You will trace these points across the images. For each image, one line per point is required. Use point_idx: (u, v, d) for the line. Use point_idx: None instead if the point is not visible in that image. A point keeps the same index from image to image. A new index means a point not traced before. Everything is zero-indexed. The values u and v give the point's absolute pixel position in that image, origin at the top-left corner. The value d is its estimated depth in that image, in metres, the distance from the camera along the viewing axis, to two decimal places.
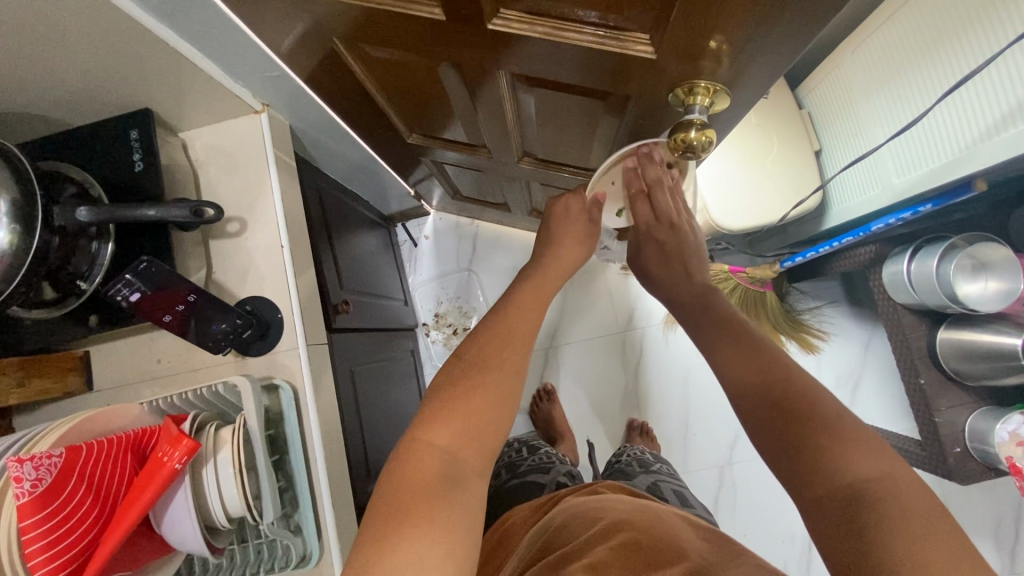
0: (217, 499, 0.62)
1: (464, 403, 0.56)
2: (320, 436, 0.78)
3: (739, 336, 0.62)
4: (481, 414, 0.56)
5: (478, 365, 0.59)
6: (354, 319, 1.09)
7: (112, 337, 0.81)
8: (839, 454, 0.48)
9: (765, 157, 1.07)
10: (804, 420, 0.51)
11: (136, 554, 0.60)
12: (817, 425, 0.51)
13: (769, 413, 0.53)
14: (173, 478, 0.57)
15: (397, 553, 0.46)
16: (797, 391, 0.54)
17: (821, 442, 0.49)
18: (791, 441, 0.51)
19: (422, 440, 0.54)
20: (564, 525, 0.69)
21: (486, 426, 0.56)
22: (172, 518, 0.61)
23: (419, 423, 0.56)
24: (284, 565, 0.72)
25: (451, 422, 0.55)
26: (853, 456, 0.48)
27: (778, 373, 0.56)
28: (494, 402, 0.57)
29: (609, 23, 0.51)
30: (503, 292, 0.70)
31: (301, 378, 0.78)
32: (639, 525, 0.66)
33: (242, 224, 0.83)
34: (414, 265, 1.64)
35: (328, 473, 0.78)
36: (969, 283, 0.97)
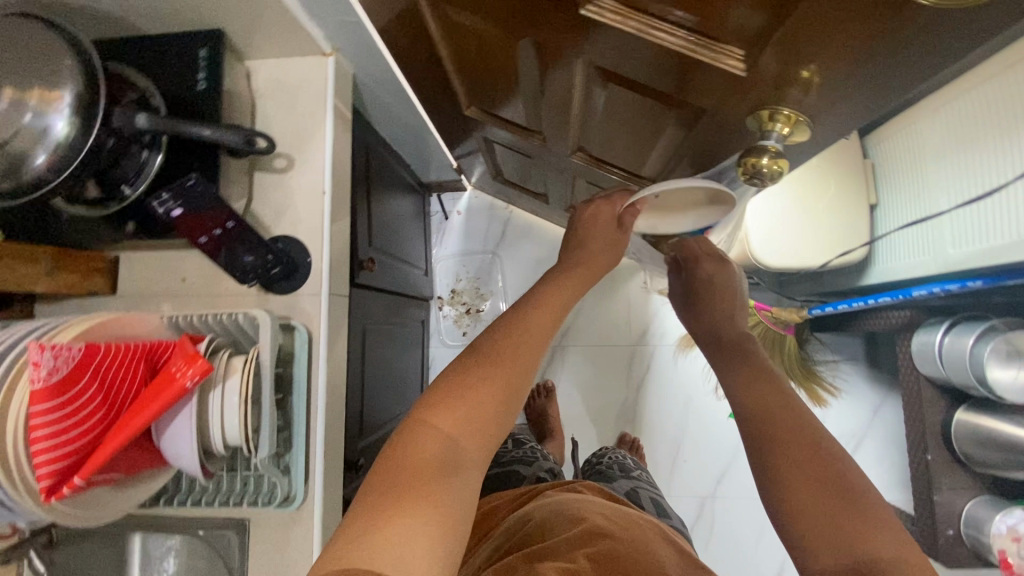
0: (217, 425, 0.63)
1: (480, 393, 0.56)
2: (324, 384, 0.79)
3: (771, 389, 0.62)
4: (493, 405, 0.56)
5: (498, 358, 0.59)
6: (375, 278, 1.09)
7: (143, 247, 0.82)
8: (855, 531, 0.48)
9: (819, 201, 1.04)
10: (822, 486, 0.51)
11: (132, 462, 0.61)
12: (837, 495, 0.50)
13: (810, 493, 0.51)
14: (181, 394, 0.58)
15: (393, 526, 0.46)
16: (815, 457, 0.53)
17: (840, 519, 0.49)
18: (807, 510, 0.50)
19: (427, 423, 0.54)
20: (543, 523, 0.68)
21: (497, 418, 0.56)
22: (170, 434, 0.61)
23: (426, 409, 0.56)
24: (266, 501, 0.73)
25: (460, 413, 0.54)
26: (871, 536, 0.47)
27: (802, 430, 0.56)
28: (506, 397, 0.57)
29: (703, 32, 0.49)
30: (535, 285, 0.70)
31: (318, 324, 0.78)
32: (614, 533, 0.65)
33: (289, 162, 0.82)
34: (440, 237, 1.63)
35: (325, 421, 0.78)
36: (1001, 368, 0.93)
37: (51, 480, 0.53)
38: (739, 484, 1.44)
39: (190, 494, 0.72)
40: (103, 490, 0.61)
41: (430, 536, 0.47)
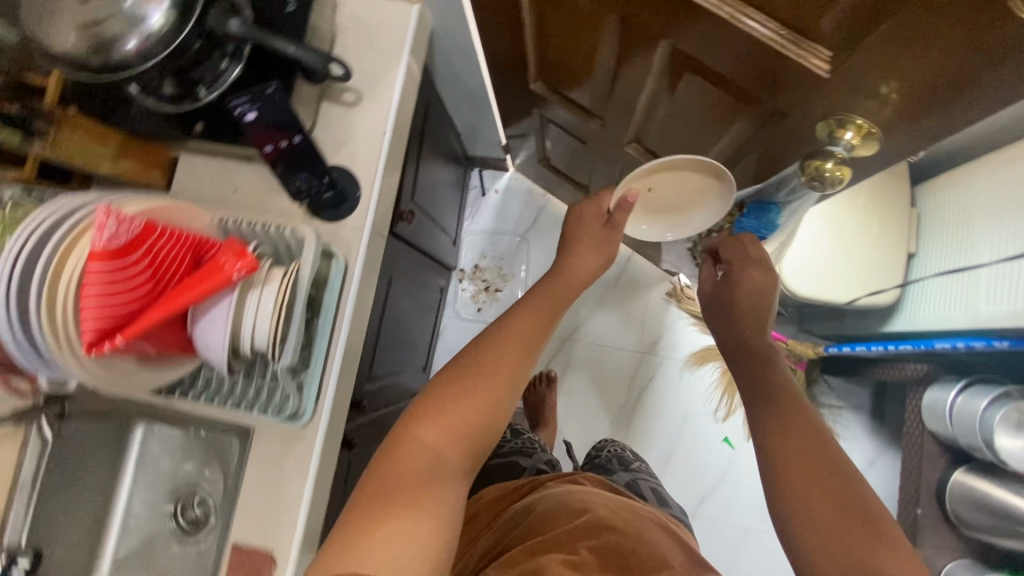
0: (249, 325, 0.64)
1: (459, 406, 0.63)
2: (350, 314, 0.80)
3: (805, 437, 0.65)
4: (471, 417, 0.63)
5: (473, 377, 0.65)
6: (409, 232, 1.11)
7: (202, 153, 0.85)
8: (883, 557, 0.56)
9: (858, 240, 1.05)
10: (855, 514, 0.59)
11: (166, 342, 0.63)
12: (872, 529, 0.58)
13: (828, 511, 0.59)
14: (224, 284, 0.60)
15: (384, 530, 0.53)
16: (845, 486, 0.61)
17: (864, 552, 0.56)
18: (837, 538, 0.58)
19: (415, 436, 0.62)
20: (546, 513, 0.71)
21: (476, 429, 0.63)
22: (204, 323, 0.64)
23: (411, 424, 0.63)
24: (275, 412, 0.76)
25: (442, 426, 0.62)
26: (891, 561, 0.56)
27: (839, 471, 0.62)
28: (486, 412, 0.64)
29: (795, 27, 0.50)
30: (527, 293, 0.75)
31: (356, 255, 0.80)
32: (618, 527, 0.67)
33: (357, 97, 0.84)
34: (474, 212, 1.64)
35: (344, 349, 0.80)
36: (1010, 436, 0.94)
37: (93, 339, 0.56)
38: (721, 508, 1.45)
39: (206, 391, 0.75)
40: (129, 363, 0.63)
41: (423, 535, 0.55)
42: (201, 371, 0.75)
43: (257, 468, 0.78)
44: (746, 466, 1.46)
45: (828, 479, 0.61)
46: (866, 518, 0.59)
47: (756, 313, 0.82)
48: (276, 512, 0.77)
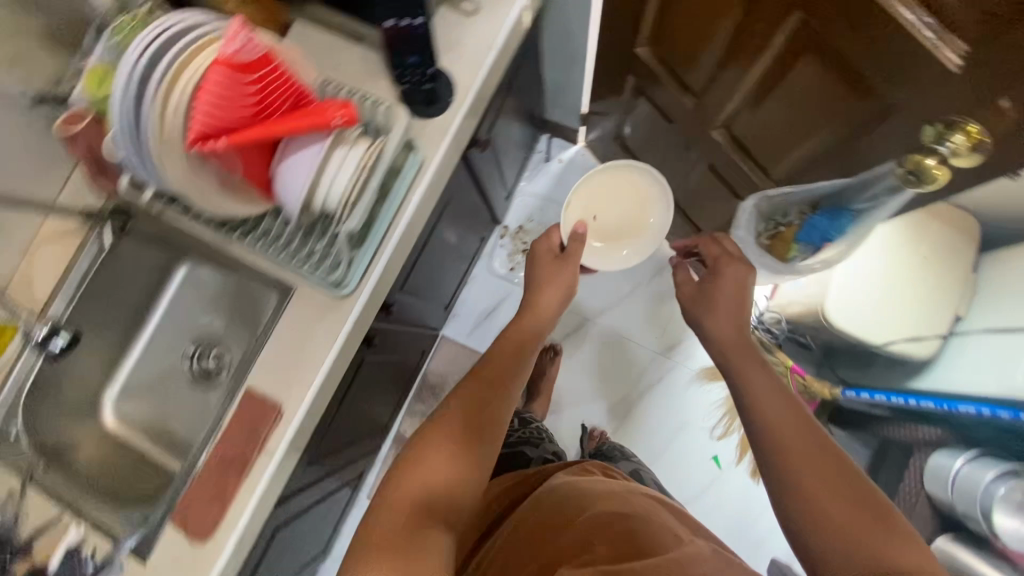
0: (328, 178, 0.67)
1: (428, 466, 0.74)
2: (413, 209, 0.82)
3: (788, 436, 0.76)
4: (440, 472, 0.74)
5: (439, 441, 0.77)
6: (475, 164, 1.13)
7: (314, 23, 0.87)
8: (882, 546, 0.63)
9: (909, 284, 1.03)
10: (849, 506, 0.68)
11: (249, 167, 0.66)
12: (875, 530, 0.65)
13: (826, 501, 0.69)
14: (321, 127, 0.63)
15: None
16: (837, 472, 0.71)
17: (859, 535, 0.65)
18: (833, 522, 0.67)
19: (387, 502, 0.71)
20: (557, 504, 0.86)
21: (447, 485, 0.73)
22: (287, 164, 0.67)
23: (385, 494, 0.72)
24: (320, 276, 0.79)
25: (415, 488, 0.71)
26: (900, 553, 0.62)
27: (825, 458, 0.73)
28: (449, 472, 0.74)
29: (943, 19, 0.53)
30: (466, 377, 0.89)
31: (433, 155, 0.82)
32: (629, 520, 0.82)
33: (474, 10, 0.86)
34: (533, 175, 1.62)
35: (399, 240, 0.82)
36: (1009, 515, 0.95)
37: (197, 137, 0.60)
38: None
39: (265, 238, 0.80)
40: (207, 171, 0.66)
41: None
42: (266, 219, 0.79)
43: (287, 326, 0.81)
44: (728, 489, 1.47)
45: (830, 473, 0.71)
46: (865, 505, 0.68)
47: (738, 304, 0.95)
48: (294, 370, 0.80)
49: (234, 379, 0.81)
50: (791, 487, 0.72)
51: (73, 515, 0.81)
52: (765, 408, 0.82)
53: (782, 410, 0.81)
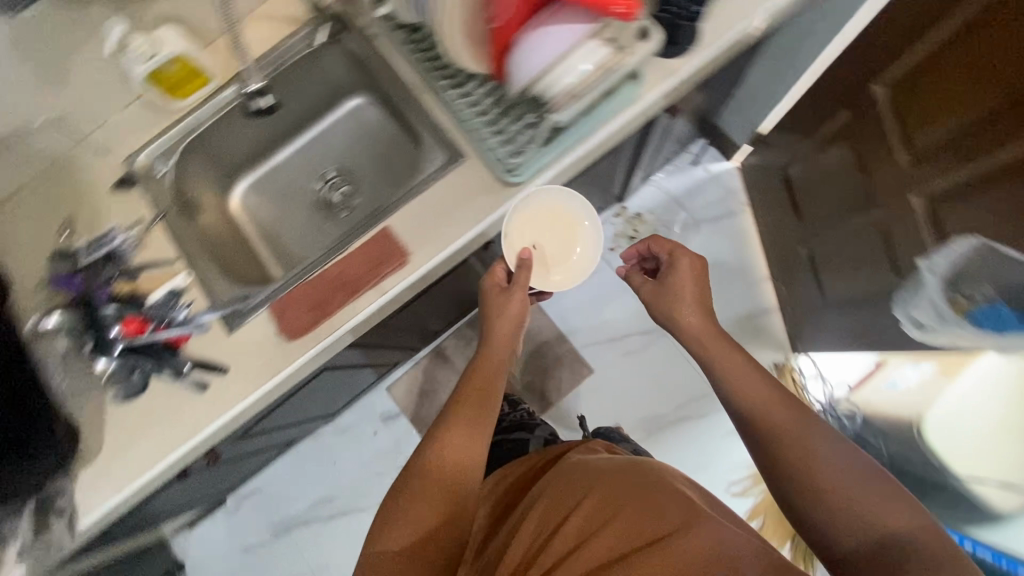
0: (568, 61, 0.67)
1: (412, 509, 0.77)
2: (609, 132, 0.79)
3: (786, 430, 0.72)
4: (428, 515, 0.77)
5: (417, 488, 0.79)
6: (652, 129, 1.10)
7: None
8: (878, 512, 0.62)
9: (1011, 437, 0.94)
10: (841, 474, 0.66)
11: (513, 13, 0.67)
12: (870, 489, 0.64)
13: (821, 465, 0.67)
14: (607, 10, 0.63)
15: None
16: (825, 443, 0.69)
17: (858, 501, 0.63)
18: (826, 486, 0.66)
19: (386, 549, 0.75)
20: (551, 497, 0.78)
21: (434, 524, 0.76)
22: (534, 34, 0.67)
23: (381, 540, 0.76)
24: (497, 153, 0.79)
25: (403, 534, 0.75)
26: (892, 512, 0.62)
27: (804, 429, 0.71)
28: (430, 510, 0.77)
29: None
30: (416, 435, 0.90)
31: (653, 90, 0.79)
32: (627, 500, 0.71)
33: None
34: (673, 172, 1.56)
35: (581, 155, 0.80)
36: None
37: None
38: None
39: (464, 99, 0.81)
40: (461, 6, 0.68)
41: None
42: (475, 85, 0.81)
43: (444, 188, 0.81)
44: None
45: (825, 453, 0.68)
46: (867, 475, 0.66)
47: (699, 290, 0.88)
48: (436, 231, 0.80)
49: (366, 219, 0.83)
50: (793, 468, 0.69)
51: (185, 264, 0.85)
52: (763, 410, 0.75)
53: (771, 404, 0.75)
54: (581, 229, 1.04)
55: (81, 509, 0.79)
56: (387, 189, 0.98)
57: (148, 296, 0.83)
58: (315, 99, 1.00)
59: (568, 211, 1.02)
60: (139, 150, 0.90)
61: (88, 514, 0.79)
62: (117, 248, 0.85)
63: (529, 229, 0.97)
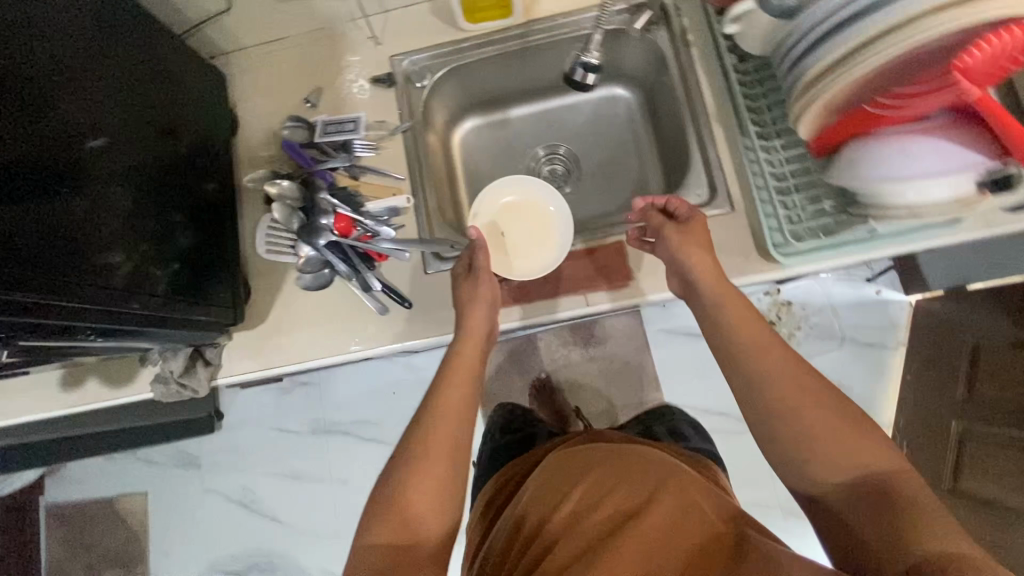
0: (930, 187, 0.59)
1: (413, 503, 0.63)
2: (898, 252, 0.73)
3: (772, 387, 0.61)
4: (428, 508, 0.63)
5: (421, 457, 0.66)
6: None
7: None
8: (858, 451, 0.56)
9: None
10: (827, 417, 0.58)
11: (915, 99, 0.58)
12: (853, 429, 0.57)
13: (802, 419, 0.58)
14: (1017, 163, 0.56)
15: None
16: (814, 388, 0.60)
17: (845, 438, 0.56)
18: (813, 435, 0.57)
19: (375, 543, 0.61)
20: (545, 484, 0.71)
21: (431, 513, 0.63)
22: (930, 144, 0.58)
23: (367, 532, 0.63)
24: (772, 223, 0.73)
25: (400, 525, 0.62)
26: (871, 449, 0.56)
27: (792, 388, 0.60)
28: (438, 498, 0.64)
29: None
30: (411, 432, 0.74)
31: (970, 232, 0.70)
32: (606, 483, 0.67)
33: None
34: (843, 278, 1.45)
35: (857, 262, 0.74)
36: None
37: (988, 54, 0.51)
38: None
39: (760, 151, 0.75)
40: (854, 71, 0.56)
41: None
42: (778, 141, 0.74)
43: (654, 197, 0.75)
44: None
45: (822, 415, 0.58)
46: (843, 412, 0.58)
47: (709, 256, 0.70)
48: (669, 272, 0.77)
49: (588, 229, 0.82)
50: (779, 447, 0.59)
51: (410, 187, 0.83)
52: (743, 360, 0.63)
53: (756, 350, 0.62)
54: (551, 207, 0.85)
55: (226, 367, 0.80)
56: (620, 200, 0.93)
57: (368, 203, 0.81)
58: None
59: (540, 192, 0.85)
60: (407, 52, 0.85)
61: (230, 373, 0.80)
62: (356, 143, 0.82)
63: (504, 217, 0.85)
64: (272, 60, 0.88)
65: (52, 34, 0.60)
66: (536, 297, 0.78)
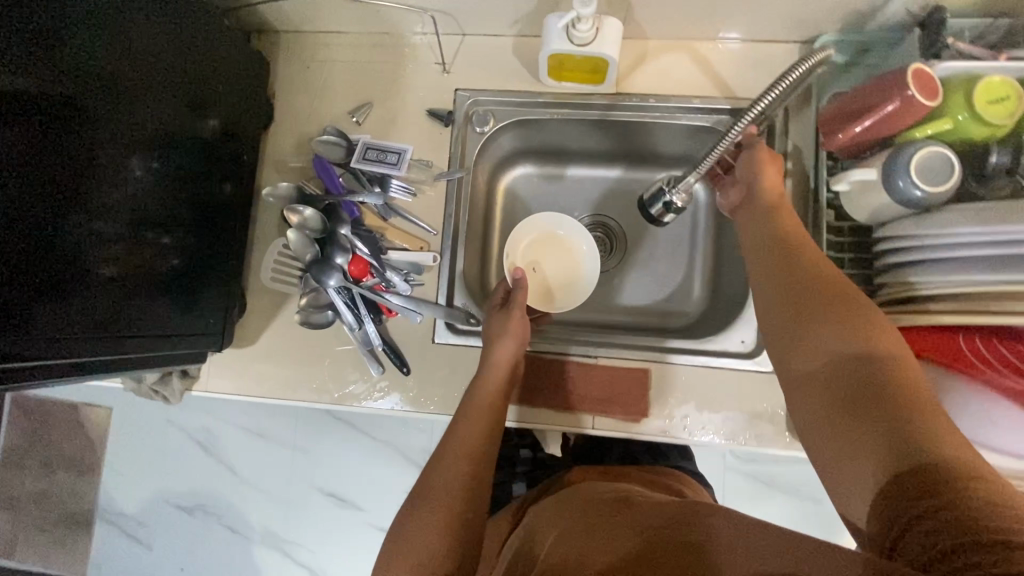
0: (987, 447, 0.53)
1: (427, 525, 0.54)
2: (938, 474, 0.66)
3: (780, 266, 0.54)
4: (444, 531, 0.53)
5: (439, 480, 0.58)
6: None
7: None
8: (856, 330, 0.46)
9: None
10: (829, 294, 0.49)
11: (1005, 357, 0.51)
12: (854, 308, 0.47)
13: (797, 296, 0.51)
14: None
15: None
16: (824, 271, 0.52)
17: (844, 319, 0.47)
18: (808, 317, 0.49)
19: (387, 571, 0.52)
20: (568, 507, 0.61)
21: (449, 536, 0.53)
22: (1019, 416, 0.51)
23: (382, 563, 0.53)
24: None
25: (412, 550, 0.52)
26: (872, 328, 0.46)
27: (803, 270, 0.52)
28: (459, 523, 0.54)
29: None
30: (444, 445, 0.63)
31: None
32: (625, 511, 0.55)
33: None
34: None
35: None
36: None
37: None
38: None
39: None
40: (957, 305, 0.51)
41: None
42: None
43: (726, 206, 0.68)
44: None
45: (824, 292, 0.50)
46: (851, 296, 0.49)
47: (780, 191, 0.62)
48: (687, 418, 0.70)
49: (612, 340, 0.75)
50: (779, 338, 0.51)
51: (438, 244, 0.76)
52: (760, 248, 0.58)
53: (769, 241, 0.57)
54: (582, 247, 0.79)
55: (203, 381, 0.75)
56: (656, 301, 0.85)
57: (391, 250, 0.74)
58: (659, 149, 0.82)
59: (571, 231, 0.79)
60: (474, 91, 0.76)
61: (206, 389, 0.75)
62: (393, 182, 0.75)
63: (541, 257, 0.79)
64: (325, 54, 0.78)
65: (59, 22, 0.49)
66: (538, 401, 0.72)
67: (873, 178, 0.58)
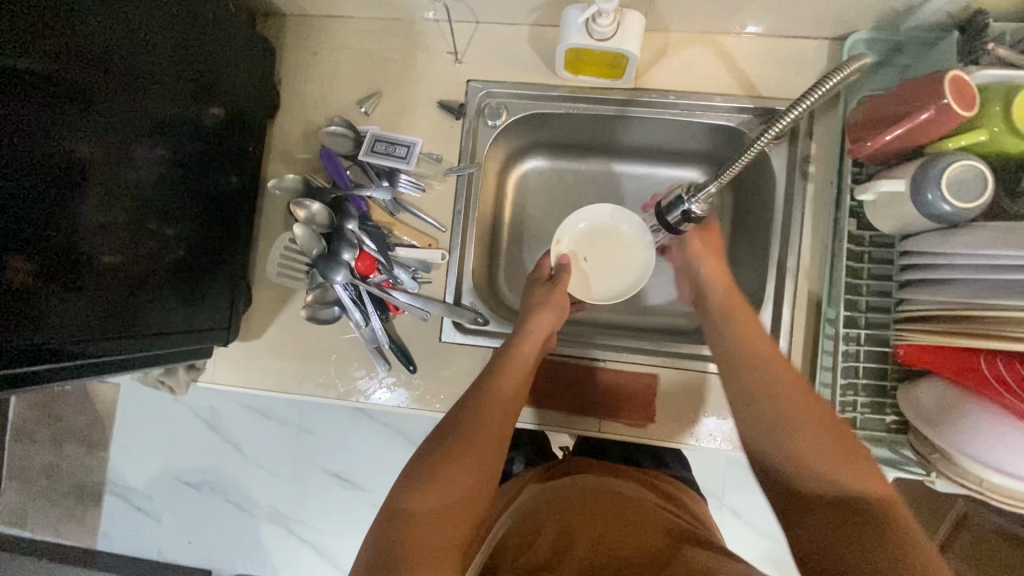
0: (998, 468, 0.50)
1: (453, 471, 0.52)
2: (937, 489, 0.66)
3: (763, 384, 0.55)
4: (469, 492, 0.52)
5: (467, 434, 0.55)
6: None
7: None
8: (839, 465, 0.47)
9: None
10: (811, 421, 0.50)
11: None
12: (835, 436, 0.49)
13: (779, 416, 0.52)
14: None
15: None
16: (806, 398, 0.53)
17: (827, 449, 0.48)
18: (793, 435, 0.50)
19: (404, 509, 0.49)
20: (585, 489, 0.60)
21: (472, 499, 0.52)
22: None
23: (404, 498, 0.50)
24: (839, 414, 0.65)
25: (437, 494, 0.50)
26: (854, 466, 0.47)
27: (785, 391, 0.54)
28: (483, 486, 0.53)
29: None
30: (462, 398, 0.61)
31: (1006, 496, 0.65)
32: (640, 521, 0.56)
33: None
34: None
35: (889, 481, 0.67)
36: None
37: None
38: None
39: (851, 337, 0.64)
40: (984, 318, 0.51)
41: None
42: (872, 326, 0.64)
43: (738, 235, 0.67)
44: None
45: (805, 416, 0.51)
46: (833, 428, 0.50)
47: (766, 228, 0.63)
48: (692, 425, 0.70)
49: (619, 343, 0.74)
50: (768, 456, 0.51)
51: (447, 242, 0.74)
52: (748, 359, 0.58)
53: (759, 357, 0.58)
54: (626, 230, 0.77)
55: (211, 372, 0.75)
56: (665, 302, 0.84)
57: (399, 247, 0.73)
58: (677, 146, 0.80)
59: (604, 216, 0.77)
60: (487, 83, 0.74)
61: (213, 380, 0.75)
62: (402, 177, 0.73)
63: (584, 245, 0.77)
64: (334, 40, 0.76)
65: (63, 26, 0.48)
66: (544, 402, 0.72)
67: (901, 189, 0.55)
